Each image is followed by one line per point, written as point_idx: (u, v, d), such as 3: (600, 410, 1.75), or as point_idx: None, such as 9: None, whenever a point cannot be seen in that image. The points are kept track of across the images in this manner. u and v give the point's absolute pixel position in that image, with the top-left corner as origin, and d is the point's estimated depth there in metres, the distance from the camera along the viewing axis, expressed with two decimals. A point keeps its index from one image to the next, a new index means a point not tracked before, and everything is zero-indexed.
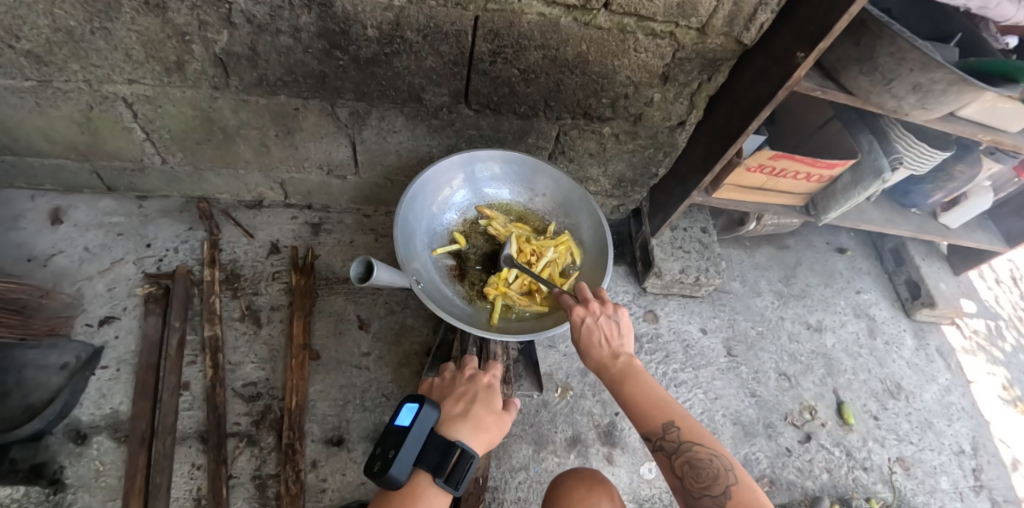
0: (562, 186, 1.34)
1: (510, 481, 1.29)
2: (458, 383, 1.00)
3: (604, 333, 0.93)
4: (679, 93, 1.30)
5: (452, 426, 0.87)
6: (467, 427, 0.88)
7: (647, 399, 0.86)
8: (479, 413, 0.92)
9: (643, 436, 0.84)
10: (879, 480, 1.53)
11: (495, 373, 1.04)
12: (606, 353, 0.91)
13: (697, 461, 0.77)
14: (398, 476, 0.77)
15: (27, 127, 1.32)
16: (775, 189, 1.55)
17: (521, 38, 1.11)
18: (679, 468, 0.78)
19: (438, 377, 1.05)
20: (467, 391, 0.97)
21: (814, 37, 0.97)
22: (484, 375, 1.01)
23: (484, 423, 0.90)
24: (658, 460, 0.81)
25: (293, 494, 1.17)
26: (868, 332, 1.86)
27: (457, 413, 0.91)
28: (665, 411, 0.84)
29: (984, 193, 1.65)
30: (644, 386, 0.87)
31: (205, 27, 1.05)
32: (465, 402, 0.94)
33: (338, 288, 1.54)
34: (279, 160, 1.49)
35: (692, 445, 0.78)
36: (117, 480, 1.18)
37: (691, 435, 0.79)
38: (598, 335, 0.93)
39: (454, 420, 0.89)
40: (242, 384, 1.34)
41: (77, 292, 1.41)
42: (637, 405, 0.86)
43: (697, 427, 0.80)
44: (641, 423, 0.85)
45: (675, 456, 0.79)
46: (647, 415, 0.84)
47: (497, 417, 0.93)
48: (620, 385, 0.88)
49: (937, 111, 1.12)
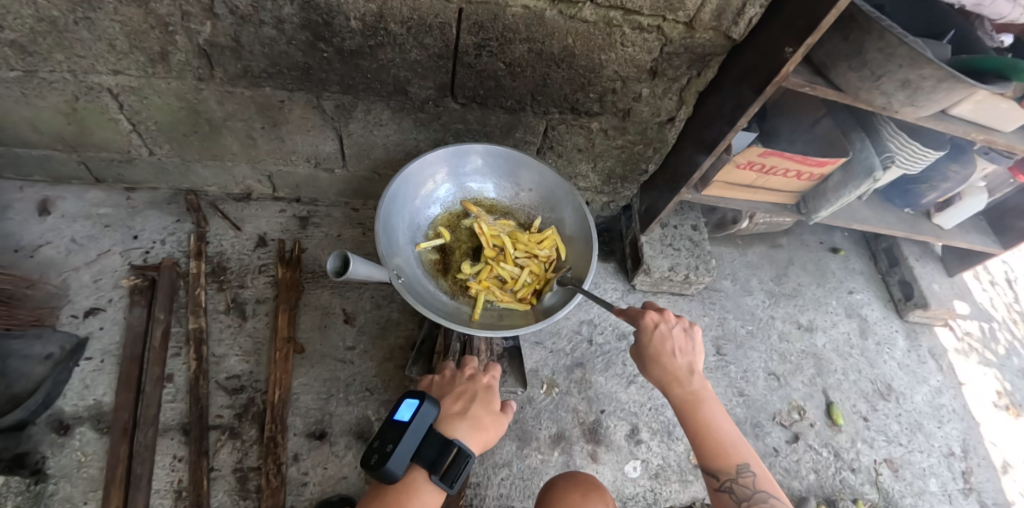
0: (548, 181, 1.33)
1: (492, 477, 1.29)
2: (458, 382, 1.00)
3: (684, 356, 0.93)
4: (668, 88, 1.29)
5: (450, 424, 0.87)
6: (466, 426, 0.88)
7: (721, 438, 0.88)
8: (477, 413, 0.92)
9: (709, 472, 0.87)
10: (867, 481, 1.52)
11: (494, 374, 1.04)
12: (684, 375, 0.92)
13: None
14: (395, 470, 0.76)
15: (13, 118, 1.31)
16: (765, 187, 1.54)
17: (506, 31, 1.09)
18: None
19: (437, 374, 1.05)
20: (466, 390, 0.97)
21: (801, 32, 0.96)
22: (484, 375, 1.01)
23: (482, 423, 0.90)
24: (722, 500, 0.83)
25: (273, 487, 1.18)
26: (860, 333, 1.85)
27: (457, 412, 0.91)
28: (740, 455, 0.86)
29: (979, 193, 1.65)
30: (721, 425, 0.89)
31: (188, 18, 1.04)
32: (464, 400, 0.94)
33: (324, 282, 1.54)
34: (266, 153, 1.49)
35: (768, 498, 0.80)
36: (98, 470, 1.18)
37: (765, 486, 0.81)
38: (674, 350, 0.93)
39: (453, 418, 0.89)
40: (225, 377, 1.34)
41: (64, 283, 1.41)
42: (710, 440, 0.88)
43: (770, 479, 0.82)
44: (710, 457, 0.87)
45: (747, 503, 0.80)
46: (719, 452, 0.86)
47: (494, 417, 0.93)
48: (694, 414, 0.90)
49: (927, 108, 1.10)
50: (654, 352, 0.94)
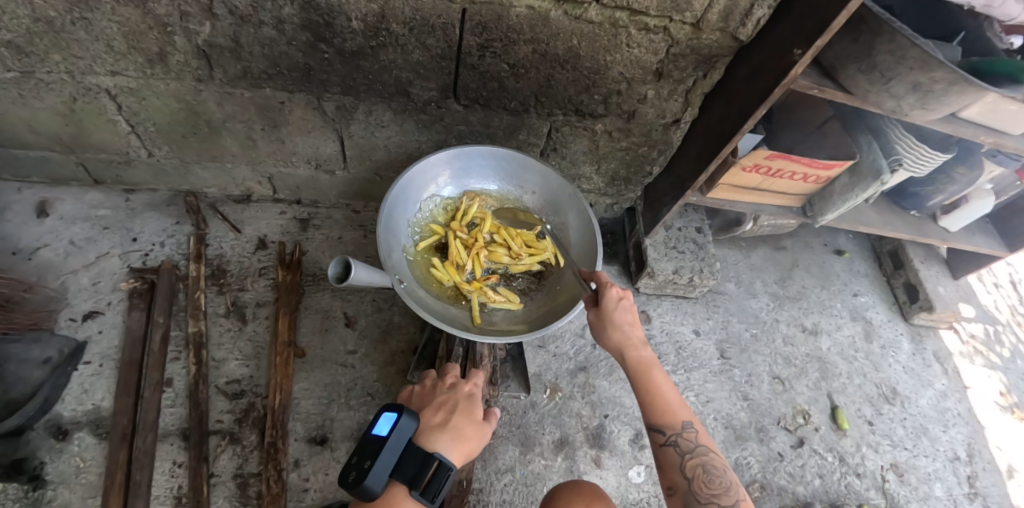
0: (551, 183, 1.32)
1: (495, 483, 1.28)
2: (439, 391, 0.97)
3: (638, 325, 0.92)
4: (673, 90, 1.27)
5: (430, 437, 0.85)
6: (447, 438, 0.86)
7: (668, 399, 0.89)
8: (458, 424, 0.89)
9: (654, 429, 0.87)
10: (872, 486, 1.51)
11: (477, 381, 1.02)
12: (639, 343, 0.91)
13: (710, 468, 0.81)
14: (373, 487, 0.74)
15: (10, 119, 1.30)
16: (771, 189, 1.52)
17: (510, 32, 1.08)
18: (690, 469, 0.81)
19: (418, 383, 1.03)
20: (447, 400, 0.94)
21: (811, 34, 0.94)
22: (466, 383, 0.99)
23: (464, 434, 0.88)
24: (667, 455, 0.83)
25: (274, 494, 1.17)
26: (865, 336, 1.83)
27: (437, 423, 0.88)
28: (684, 413, 0.88)
29: (985, 196, 1.61)
30: (668, 387, 0.90)
31: (187, 18, 1.02)
32: (445, 411, 0.92)
33: (325, 285, 1.53)
34: (267, 155, 1.47)
35: (707, 451, 0.83)
36: (97, 477, 1.17)
37: (705, 442, 0.84)
38: (629, 320, 0.91)
39: (433, 430, 0.86)
40: (225, 381, 1.33)
41: (62, 286, 1.39)
42: (659, 400, 0.88)
43: (710, 436, 0.86)
44: (658, 416, 0.87)
45: (689, 456, 0.82)
46: (667, 411, 0.87)
47: (477, 427, 0.91)
48: (647, 377, 0.89)
49: (938, 111, 1.08)
50: (613, 320, 0.91)
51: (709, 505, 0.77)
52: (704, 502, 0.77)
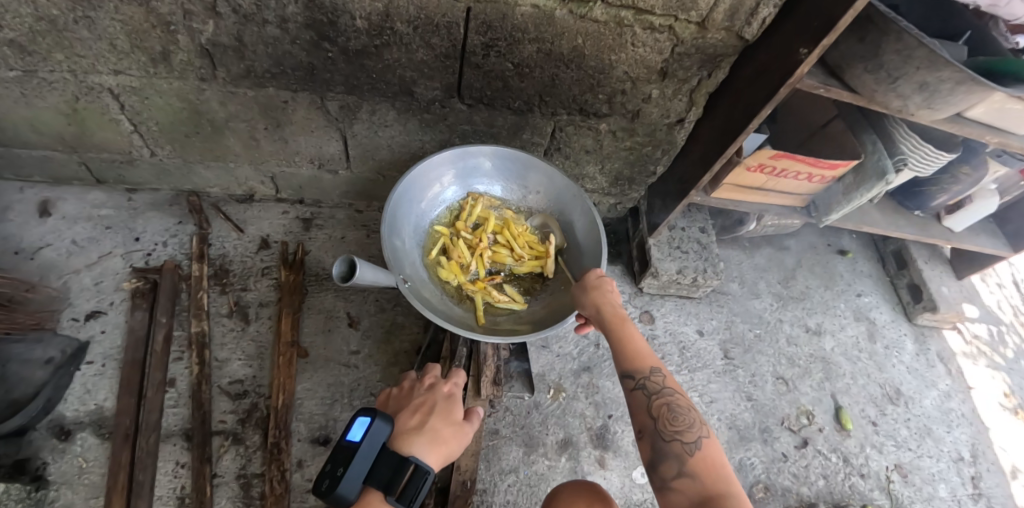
0: (555, 182, 1.31)
1: (499, 484, 1.27)
2: (417, 393, 0.96)
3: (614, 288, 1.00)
4: (678, 89, 1.27)
5: (406, 441, 0.83)
6: (423, 440, 0.84)
7: (637, 345, 0.89)
8: (436, 425, 0.88)
9: (624, 374, 0.87)
10: (876, 487, 1.51)
11: (456, 381, 1.00)
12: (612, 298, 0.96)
13: (676, 407, 0.80)
14: (346, 494, 0.74)
15: (13, 118, 1.29)
16: (776, 189, 1.52)
17: (515, 31, 1.07)
18: (656, 409, 0.81)
19: (397, 387, 1.01)
20: (425, 402, 0.93)
21: (817, 33, 0.93)
22: (445, 384, 0.98)
23: (442, 436, 0.86)
24: (636, 398, 0.83)
25: (277, 495, 1.16)
26: (868, 336, 1.83)
27: (413, 426, 0.87)
28: (653, 360, 0.88)
29: (989, 196, 1.62)
30: (638, 335, 0.90)
31: (190, 17, 1.02)
32: (422, 413, 0.90)
33: (328, 285, 1.52)
34: (269, 154, 1.47)
35: (674, 393, 0.83)
36: (100, 477, 1.16)
37: (672, 385, 0.84)
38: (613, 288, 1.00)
39: (410, 433, 0.85)
40: (228, 381, 1.32)
41: (64, 286, 1.39)
42: (627, 345, 0.88)
43: (677, 383, 0.85)
44: (626, 361, 0.87)
45: (656, 397, 0.82)
46: (636, 356, 0.87)
47: (455, 428, 0.89)
48: (617, 326, 0.91)
49: (944, 111, 1.08)
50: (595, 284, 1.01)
51: (673, 441, 0.76)
52: (668, 439, 0.77)
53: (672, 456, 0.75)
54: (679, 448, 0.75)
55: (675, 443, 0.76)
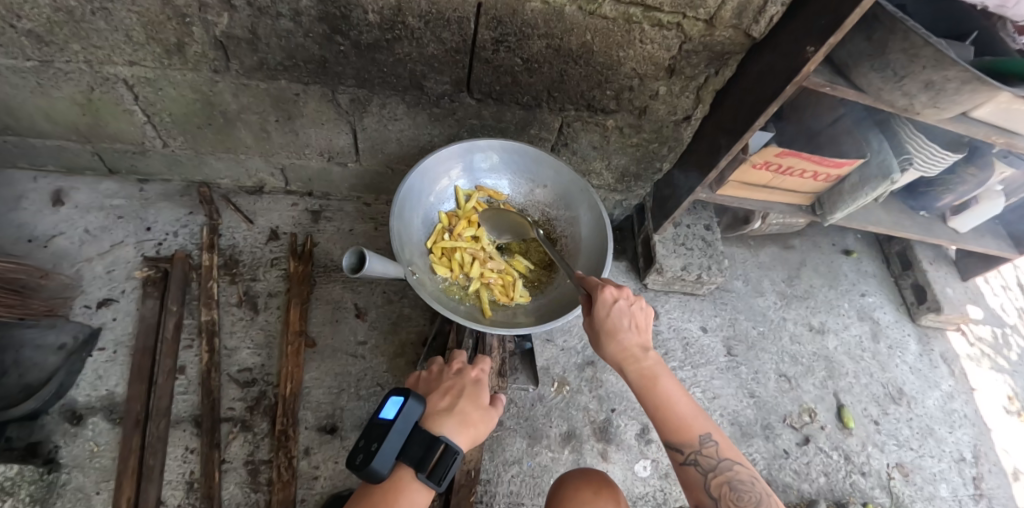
0: (564, 178, 1.32)
1: (503, 475, 1.29)
2: (445, 377, 0.98)
3: (638, 330, 0.87)
4: (685, 86, 1.28)
5: (437, 421, 0.85)
6: (453, 422, 0.86)
7: (681, 412, 0.84)
8: (464, 408, 0.90)
9: (672, 447, 0.83)
10: (877, 486, 1.51)
11: (482, 367, 1.02)
12: (637, 348, 0.86)
13: (738, 483, 0.79)
14: (380, 469, 0.76)
15: (29, 108, 1.31)
16: (781, 187, 1.53)
17: (525, 26, 1.08)
18: (716, 487, 0.79)
19: (425, 370, 1.03)
20: (454, 385, 0.95)
21: (825, 30, 0.94)
22: (473, 368, 1.00)
23: (470, 419, 0.88)
24: (688, 476, 0.81)
25: (284, 481, 1.18)
26: (872, 336, 1.84)
27: (443, 408, 0.89)
28: (699, 424, 0.84)
29: (996, 197, 1.59)
30: (676, 398, 0.85)
31: (205, 9, 1.04)
32: (451, 396, 0.92)
33: (336, 276, 1.54)
34: (280, 146, 1.48)
35: (730, 465, 0.80)
36: (111, 461, 1.18)
37: (728, 454, 0.81)
38: (629, 322, 0.87)
39: (439, 414, 0.87)
40: (237, 369, 1.34)
41: (77, 274, 1.41)
42: (670, 416, 0.84)
43: (732, 445, 0.82)
44: (672, 434, 0.83)
45: (712, 474, 0.80)
46: (682, 427, 0.83)
47: (483, 412, 0.91)
48: (650, 392, 0.84)
49: (950, 110, 1.09)
50: (608, 327, 0.86)
51: None
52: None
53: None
54: None
55: None
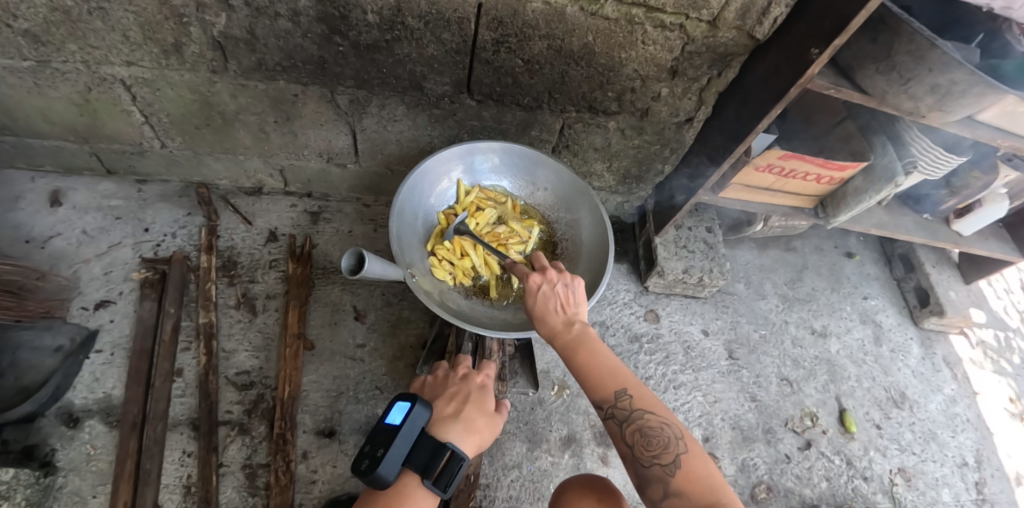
0: (565, 180, 1.31)
1: (502, 479, 1.28)
2: (451, 382, 0.97)
3: (553, 297, 0.81)
4: (688, 88, 1.27)
5: (443, 427, 0.84)
6: (459, 428, 0.85)
7: (598, 366, 0.77)
8: (470, 414, 0.89)
9: (591, 403, 0.78)
10: (879, 490, 1.50)
11: (488, 372, 1.01)
12: (557, 317, 0.80)
13: (648, 430, 0.72)
14: (386, 475, 0.74)
15: (26, 108, 1.30)
16: (784, 190, 1.52)
17: (526, 27, 1.07)
18: (630, 435, 0.73)
19: (430, 374, 1.02)
20: (459, 391, 0.94)
21: (830, 33, 0.93)
22: (478, 374, 0.99)
23: (476, 425, 0.88)
24: (607, 429, 0.76)
25: (282, 485, 1.17)
26: (874, 339, 1.82)
27: (449, 414, 0.88)
28: (617, 378, 0.77)
29: (1000, 200, 1.58)
30: (597, 353, 0.78)
31: (203, 9, 1.02)
32: (457, 402, 0.91)
33: (335, 278, 1.53)
34: (279, 147, 1.47)
35: (644, 412, 0.74)
36: (107, 464, 1.17)
37: (642, 403, 0.74)
38: (557, 303, 0.82)
39: (446, 421, 0.86)
40: (235, 372, 1.33)
41: (74, 275, 1.40)
42: (589, 374, 0.78)
43: (649, 393, 0.75)
44: (590, 389, 0.78)
45: (626, 424, 0.74)
46: (598, 383, 0.77)
47: (489, 419, 0.91)
48: (568, 353, 0.79)
49: (956, 113, 1.07)
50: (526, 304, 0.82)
51: (653, 466, 0.70)
52: (647, 465, 0.70)
53: (656, 483, 0.69)
54: (660, 473, 0.69)
55: (654, 468, 0.70)
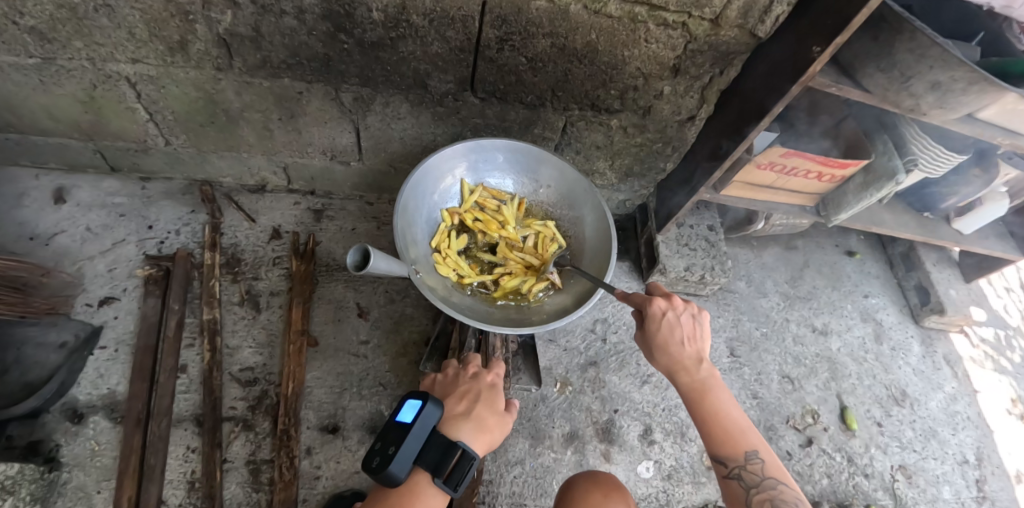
0: (568, 178, 1.32)
1: (505, 475, 1.28)
2: (462, 381, 0.98)
3: (690, 342, 0.87)
4: (690, 86, 1.27)
5: (454, 425, 0.85)
6: (470, 427, 0.86)
7: (729, 426, 0.84)
8: (481, 413, 0.89)
9: (716, 458, 0.83)
10: (880, 488, 1.51)
11: (498, 371, 1.02)
12: (690, 361, 0.87)
13: (780, 501, 0.76)
14: (397, 473, 0.75)
15: (31, 105, 1.31)
16: (786, 188, 1.52)
17: (530, 25, 1.08)
18: (757, 503, 0.77)
19: (440, 373, 1.03)
20: (470, 390, 0.95)
21: (831, 31, 0.94)
22: (488, 373, 0.99)
23: (487, 424, 0.88)
24: (729, 486, 0.80)
25: (286, 481, 1.18)
26: (874, 337, 1.83)
27: (460, 412, 0.89)
28: (748, 442, 0.82)
29: (1000, 199, 1.59)
30: (732, 414, 0.85)
31: (209, 7, 1.03)
32: (467, 401, 0.92)
33: (338, 275, 1.54)
34: (283, 145, 1.48)
35: (776, 484, 0.78)
36: (112, 460, 1.18)
37: (775, 472, 0.79)
38: (685, 341, 0.87)
39: (457, 419, 0.87)
40: (239, 369, 1.34)
41: (78, 272, 1.41)
42: (718, 428, 0.84)
43: (781, 467, 0.79)
44: (718, 444, 0.83)
45: (756, 490, 0.78)
46: (729, 440, 0.83)
47: (499, 418, 0.91)
48: (700, 404, 0.86)
49: (956, 111, 1.08)
50: (662, 342, 0.87)
51: None
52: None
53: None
54: None
55: None
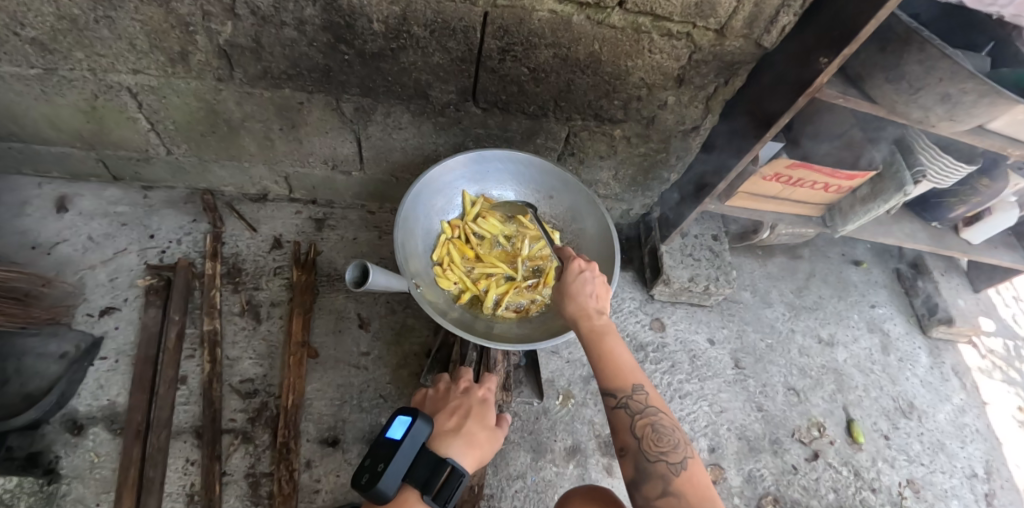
0: (571, 189, 1.30)
1: (506, 490, 1.27)
2: (452, 396, 0.96)
3: (596, 293, 0.89)
4: (694, 96, 1.26)
5: (443, 442, 0.84)
6: (460, 443, 0.85)
7: (620, 361, 0.82)
8: (471, 429, 0.88)
9: (605, 391, 0.81)
10: (887, 502, 1.48)
11: (489, 385, 1.01)
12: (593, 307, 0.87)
13: (659, 427, 0.76)
14: (386, 491, 0.74)
15: (33, 115, 1.31)
16: (791, 199, 1.51)
17: (532, 35, 1.07)
18: (639, 429, 0.76)
19: (432, 387, 1.01)
20: (460, 405, 0.94)
21: (838, 42, 0.92)
22: (479, 388, 0.98)
23: (477, 440, 0.87)
24: (617, 418, 0.78)
25: (285, 494, 1.17)
26: (882, 348, 1.81)
27: (450, 428, 0.88)
28: (635, 376, 0.82)
29: (1010, 208, 1.57)
30: (624, 350, 0.84)
31: (209, 18, 1.03)
32: (458, 416, 0.91)
33: (339, 285, 1.53)
34: (284, 154, 1.47)
35: (658, 412, 0.79)
36: (111, 472, 1.17)
37: (656, 403, 0.79)
38: (592, 290, 0.89)
39: (447, 435, 0.86)
40: (239, 380, 1.33)
41: (79, 282, 1.40)
42: (609, 362, 0.82)
43: (661, 399, 0.80)
44: (608, 377, 0.81)
45: (639, 417, 0.77)
46: (618, 373, 0.81)
47: (489, 433, 0.90)
48: (596, 340, 0.83)
49: (966, 123, 1.06)
50: (570, 289, 0.89)
51: (658, 462, 0.73)
52: (651, 459, 0.73)
53: (656, 478, 0.71)
54: (664, 468, 0.72)
55: (659, 463, 0.72)
